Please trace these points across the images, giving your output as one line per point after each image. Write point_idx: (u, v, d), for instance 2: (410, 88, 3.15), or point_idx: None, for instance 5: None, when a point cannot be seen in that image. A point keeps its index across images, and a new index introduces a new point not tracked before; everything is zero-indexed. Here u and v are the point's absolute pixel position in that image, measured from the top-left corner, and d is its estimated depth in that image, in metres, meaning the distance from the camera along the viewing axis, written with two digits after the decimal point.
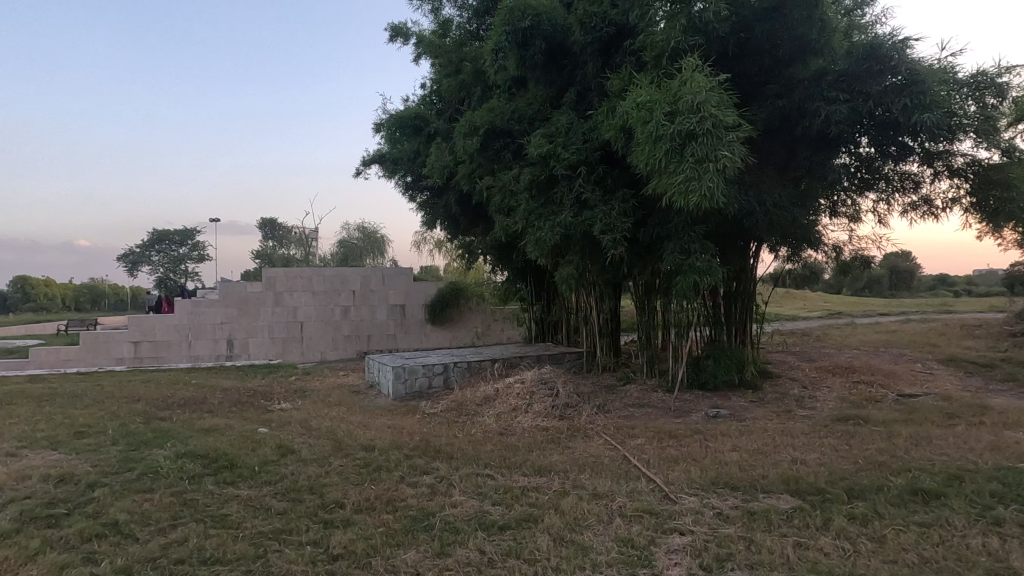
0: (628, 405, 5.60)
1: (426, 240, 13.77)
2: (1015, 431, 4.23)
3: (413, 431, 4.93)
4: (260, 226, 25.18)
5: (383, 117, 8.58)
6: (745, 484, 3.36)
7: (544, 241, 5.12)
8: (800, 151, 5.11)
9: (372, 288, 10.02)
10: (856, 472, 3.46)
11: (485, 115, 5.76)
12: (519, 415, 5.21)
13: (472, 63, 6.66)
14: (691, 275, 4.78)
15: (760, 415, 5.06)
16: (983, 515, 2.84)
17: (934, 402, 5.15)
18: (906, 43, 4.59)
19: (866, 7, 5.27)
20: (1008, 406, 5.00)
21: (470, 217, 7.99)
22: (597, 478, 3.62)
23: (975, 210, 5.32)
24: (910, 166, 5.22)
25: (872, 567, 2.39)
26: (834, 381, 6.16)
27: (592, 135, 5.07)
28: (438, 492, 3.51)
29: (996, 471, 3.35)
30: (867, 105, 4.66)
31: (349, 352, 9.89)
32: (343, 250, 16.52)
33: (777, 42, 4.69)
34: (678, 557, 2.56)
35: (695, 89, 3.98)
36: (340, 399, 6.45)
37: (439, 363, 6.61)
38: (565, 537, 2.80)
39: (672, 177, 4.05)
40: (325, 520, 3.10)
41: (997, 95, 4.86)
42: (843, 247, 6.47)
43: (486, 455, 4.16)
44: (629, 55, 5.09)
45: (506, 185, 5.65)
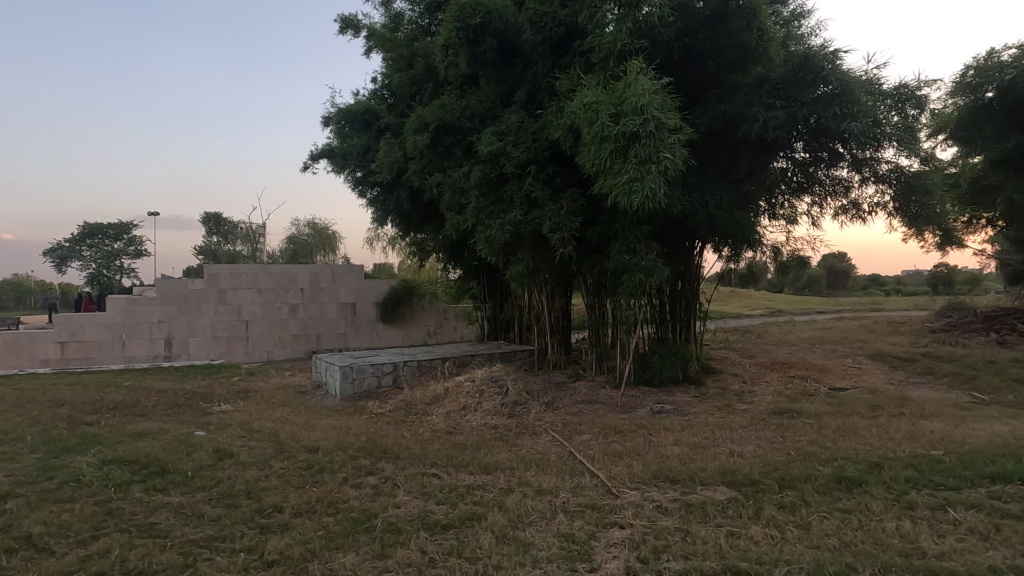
0: (578, 402, 5.67)
1: (378, 238, 13.52)
2: (930, 421, 4.54)
3: (359, 431, 4.85)
4: (202, 221, 24.07)
5: (331, 110, 8.37)
6: (684, 476, 3.47)
7: (494, 239, 5.11)
8: (741, 155, 5.28)
9: (322, 286, 9.77)
10: (788, 463, 3.62)
11: (436, 111, 5.72)
12: (468, 414, 5.19)
13: (423, 58, 6.57)
14: (637, 273, 4.89)
15: (702, 409, 5.23)
16: (898, 500, 3.03)
17: (861, 395, 5.46)
18: (837, 54, 4.82)
19: (802, 19, 5.51)
20: (926, 397, 5.35)
21: (422, 214, 7.88)
22: (543, 474, 3.64)
23: (897, 214, 5.67)
24: (840, 172, 5.49)
25: (798, 552, 2.51)
26: (771, 376, 6.45)
27: (542, 134, 5.11)
28: (382, 492, 3.46)
29: (912, 458, 3.59)
30: (801, 113, 4.86)
31: (297, 352, 9.60)
32: (292, 247, 16.02)
33: (720, 49, 4.88)
34: (616, 551, 2.61)
35: (639, 92, 4.07)
36: (285, 400, 6.26)
37: (388, 363, 6.50)
38: (507, 534, 2.81)
39: (616, 177, 4.13)
40: (261, 526, 3.00)
41: (917, 106, 5.18)
42: (781, 247, 6.77)
43: (432, 455, 4.12)
44: (578, 56, 5.16)
45: (456, 182, 5.60)
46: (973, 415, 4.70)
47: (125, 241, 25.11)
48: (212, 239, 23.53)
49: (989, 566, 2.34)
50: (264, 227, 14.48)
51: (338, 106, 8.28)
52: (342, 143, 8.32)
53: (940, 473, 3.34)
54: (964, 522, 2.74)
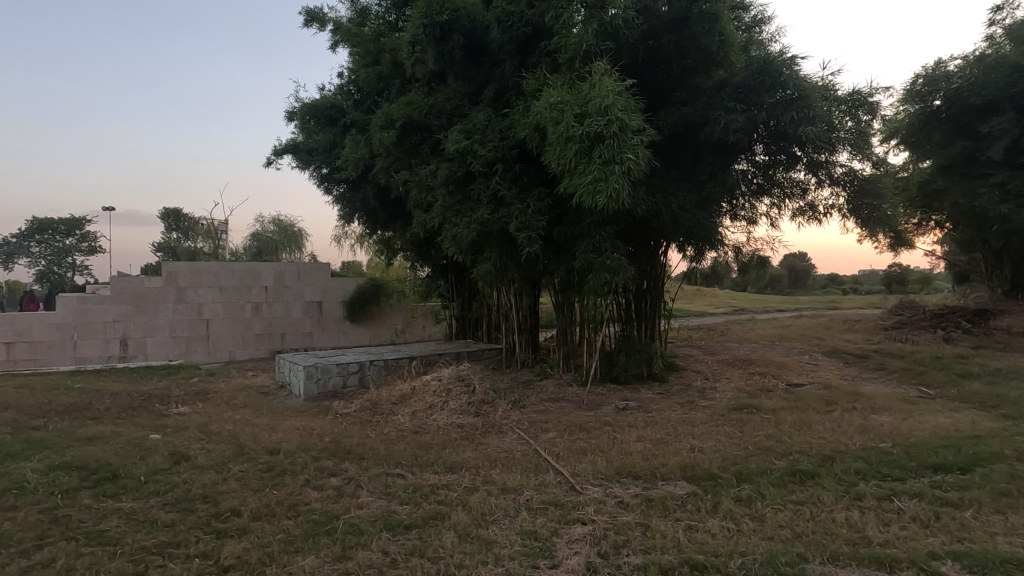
0: (544, 400, 5.71)
1: (346, 236, 13.32)
2: (880, 415, 4.74)
3: (323, 432, 4.78)
4: (161, 216, 23.32)
5: (296, 105, 8.19)
6: (646, 472, 3.53)
7: (461, 238, 5.10)
8: (704, 157, 5.38)
9: (286, 285, 9.57)
10: (745, 457, 3.73)
11: (403, 108, 5.68)
12: (434, 413, 5.16)
13: (391, 54, 6.50)
14: (602, 272, 4.94)
15: (665, 406, 5.33)
16: (848, 491, 3.15)
17: (817, 390, 5.66)
18: (794, 60, 4.96)
19: (763, 25, 5.66)
20: (876, 392, 5.58)
21: (390, 212, 7.80)
22: (508, 473, 3.65)
23: (851, 216, 5.88)
24: (798, 174, 5.65)
25: (752, 544, 2.59)
26: (733, 373, 6.62)
27: (509, 133, 5.12)
28: (344, 493, 3.41)
29: (862, 451, 3.74)
30: (761, 117, 4.98)
31: (260, 353, 9.38)
32: (256, 244, 15.64)
33: (684, 52, 4.98)
34: (578, 547, 2.64)
35: (603, 93, 4.12)
36: (246, 401, 6.11)
37: (353, 363, 6.41)
38: (470, 533, 2.81)
39: (581, 177, 4.17)
40: (217, 530, 2.92)
41: (869, 112, 5.38)
42: (741, 247, 6.94)
43: (397, 455, 4.08)
44: (544, 56, 5.18)
45: (423, 180, 5.55)
46: (920, 409, 4.92)
47: (79, 237, 24.13)
48: (172, 235, 22.82)
49: (928, 551, 2.46)
50: (227, 223, 14.10)
51: (303, 101, 8.13)
52: (308, 139, 8.15)
53: (887, 465, 3.49)
54: (907, 511, 2.87)
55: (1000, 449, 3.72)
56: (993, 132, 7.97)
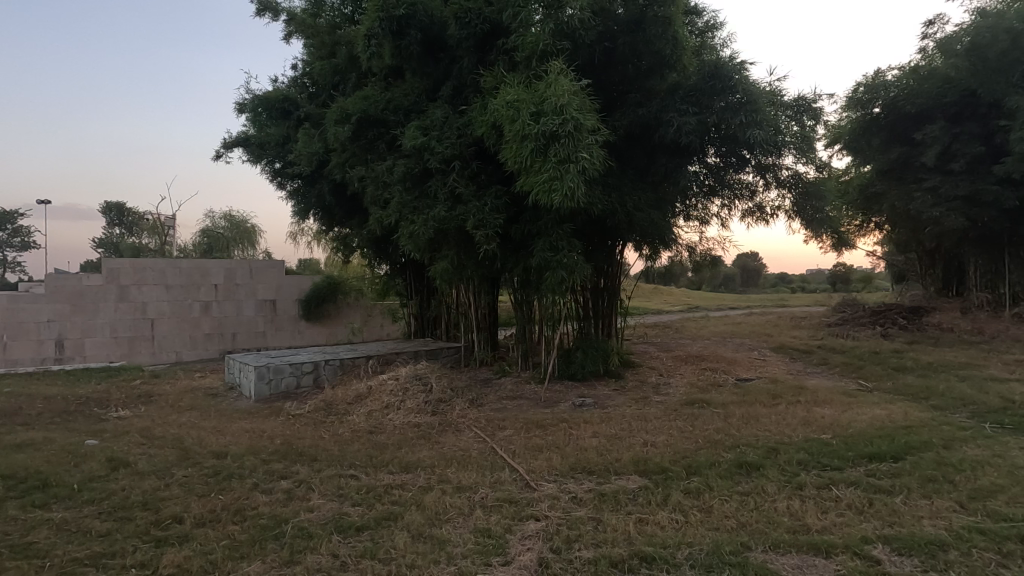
0: (502, 398, 5.71)
1: (302, 233, 12.98)
2: (822, 407, 4.96)
3: (274, 434, 4.63)
4: (103, 210, 22.15)
5: (247, 97, 7.93)
6: (600, 467, 3.58)
7: (417, 235, 5.05)
8: (658, 158, 5.48)
9: (238, 283, 9.26)
10: (695, 450, 3.84)
11: (359, 103, 5.57)
12: (390, 413, 5.09)
13: (347, 47, 6.37)
14: (559, 271, 4.97)
15: (621, 402, 5.43)
16: (790, 481, 3.28)
17: (764, 384, 5.88)
18: (744, 66, 5.12)
19: (715, 30, 5.82)
20: (819, 386, 5.85)
21: (346, 209, 7.64)
22: (463, 471, 3.64)
23: (796, 217, 6.12)
24: (747, 177, 5.83)
25: (700, 535, 2.66)
26: (686, 369, 6.80)
27: (466, 130, 5.10)
28: (295, 496, 3.32)
29: (804, 442, 3.90)
30: (712, 120, 5.09)
31: (209, 353, 9.03)
32: (206, 241, 15.07)
33: (638, 54, 5.07)
34: (531, 543, 2.66)
35: (559, 92, 4.15)
36: (193, 404, 5.87)
37: (308, 362, 6.24)
38: (423, 533, 2.79)
39: (537, 175, 4.20)
40: (157, 538, 2.80)
41: (813, 118, 5.60)
42: (694, 247, 7.12)
43: (351, 456, 4.00)
44: (502, 54, 5.17)
45: (379, 176, 5.45)
46: (858, 401, 5.17)
47: (10, 231, 22.69)
48: (115, 231, 21.75)
49: (862, 536, 2.59)
50: (174, 219, 13.52)
51: (254, 92, 7.88)
52: (259, 132, 7.89)
53: (827, 455, 3.65)
54: (843, 498, 3.01)
55: (929, 438, 3.95)
56: (926, 138, 8.45)
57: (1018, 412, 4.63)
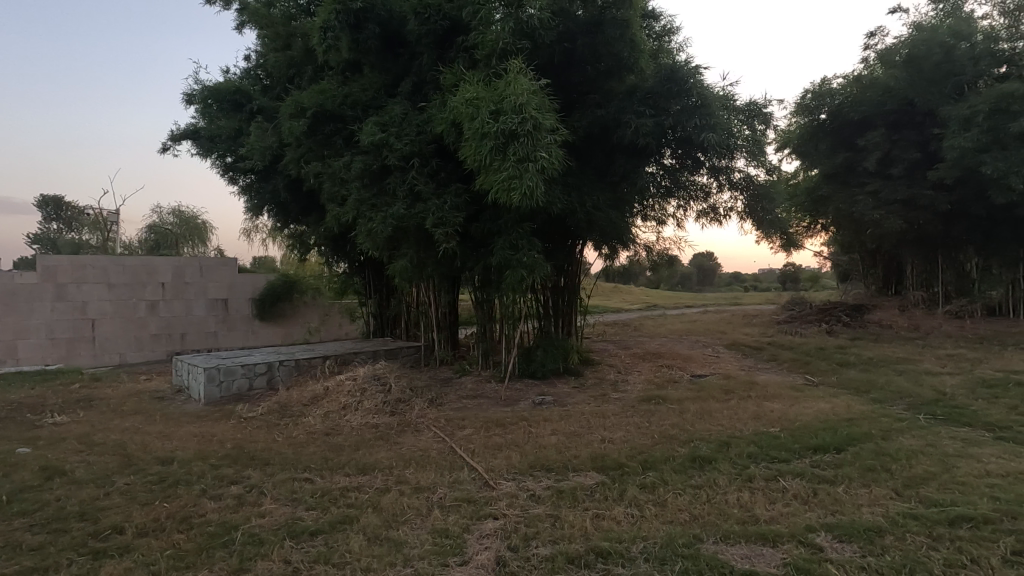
0: (462, 397, 5.68)
1: (256, 230, 12.58)
2: (771, 401, 5.15)
3: (225, 437, 4.47)
4: (38, 204, 20.87)
5: (195, 88, 7.62)
6: (559, 465, 3.61)
7: (376, 233, 4.96)
8: (616, 158, 5.56)
9: (187, 281, 8.89)
10: (651, 445, 3.92)
11: (315, 97, 5.43)
12: (347, 414, 4.99)
13: (302, 39, 6.20)
14: (519, 269, 4.97)
15: (580, 399, 5.49)
16: (740, 474, 3.39)
17: (718, 380, 6.06)
18: (698, 70, 5.25)
19: (672, 34, 5.95)
20: (769, 381, 6.07)
21: (302, 206, 7.45)
22: (421, 471, 3.60)
23: (747, 218, 6.32)
24: (701, 179, 5.98)
25: (655, 529, 2.71)
26: (643, 366, 6.94)
27: (426, 127, 5.05)
28: (245, 502, 3.21)
29: (754, 436, 4.04)
30: (668, 122, 5.19)
31: (155, 355, 8.62)
32: (153, 237, 14.41)
33: (597, 56, 5.14)
34: (488, 542, 2.65)
35: (518, 91, 4.16)
36: (136, 408, 5.59)
37: (261, 363, 6.05)
38: (380, 535, 2.74)
39: (496, 174, 4.20)
40: (95, 551, 2.65)
41: (763, 123, 5.80)
42: (652, 247, 7.27)
43: (306, 459, 3.90)
44: (462, 51, 5.14)
45: (335, 172, 5.33)
46: (804, 395, 5.39)
47: None
48: (52, 226, 20.52)
49: (806, 525, 2.70)
50: (117, 214, 12.86)
51: (204, 83, 7.59)
52: (209, 124, 7.59)
53: (775, 448, 3.79)
54: (789, 489, 3.13)
55: (869, 429, 4.15)
56: (868, 144, 8.88)
57: (949, 403, 4.93)
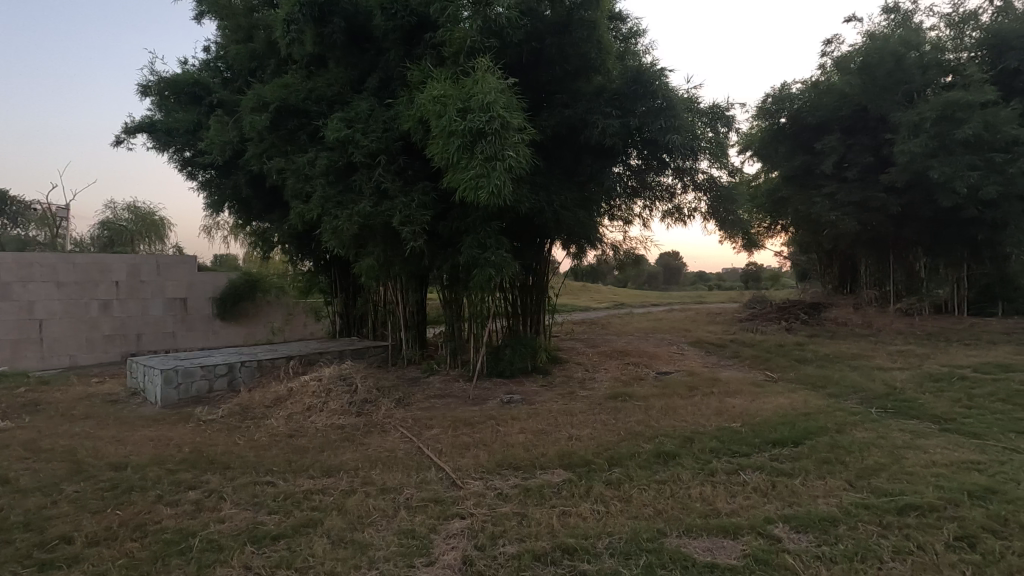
0: (430, 397, 5.64)
1: (217, 227, 12.21)
2: (733, 397, 5.29)
3: (182, 441, 4.33)
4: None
5: (151, 79, 7.34)
6: (526, 463, 3.63)
7: (341, 231, 4.87)
8: (584, 158, 5.60)
9: (143, 280, 8.57)
10: (618, 442, 3.97)
11: (278, 91, 5.31)
12: (312, 415, 4.90)
13: (265, 31, 6.04)
14: (487, 268, 4.96)
15: (548, 397, 5.52)
16: (703, 468, 3.47)
17: (682, 377, 6.19)
18: (664, 73, 5.33)
19: (638, 37, 6.03)
20: (731, 377, 6.23)
21: (265, 202, 7.27)
22: (388, 472, 3.57)
23: (711, 218, 6.46)
24: (667, 179, 6.09)
25: (620, 524, 2.75)
26: (610, 363, 7.03)
27: (393, 124, 4.99)
28: (204, 507, 3.11)
29: (717, 431, 4.14)
30: (634, 123, 5.26)
31: (109, 356, 8.27)
32: (106, 234, 13.83)
33: (565, 57, 5.18)
34: (455, 541, 2.64)
35: (486, 89, 4.15)
36: (88, 412, 5.36)
37: (221, 364, 5.88)
38: (344, 538, 2.70)
39: (464, 172, 4.18)
40: (41, 562, 2.53)
41: (726, 125, 5.93)
42: (619, 246, 7.36)
43: (268, 462, 3.81)
44: (429, 49, 5.10)
45: (299, 169, 5.22)
46: (764, 391, 5.56)
47: None
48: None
49: (765, 517, 2.78)
50: (67, 210, 12.29)
51: (160, 74, 7.32)
52: (166, 117, 7.33)
53: (737, 442, 3.90)
54: (749, 482, 3.22)
55: (824, 423, 4.31)
56: (825, 148, 9.21)
57: (899, 397, 5.16)
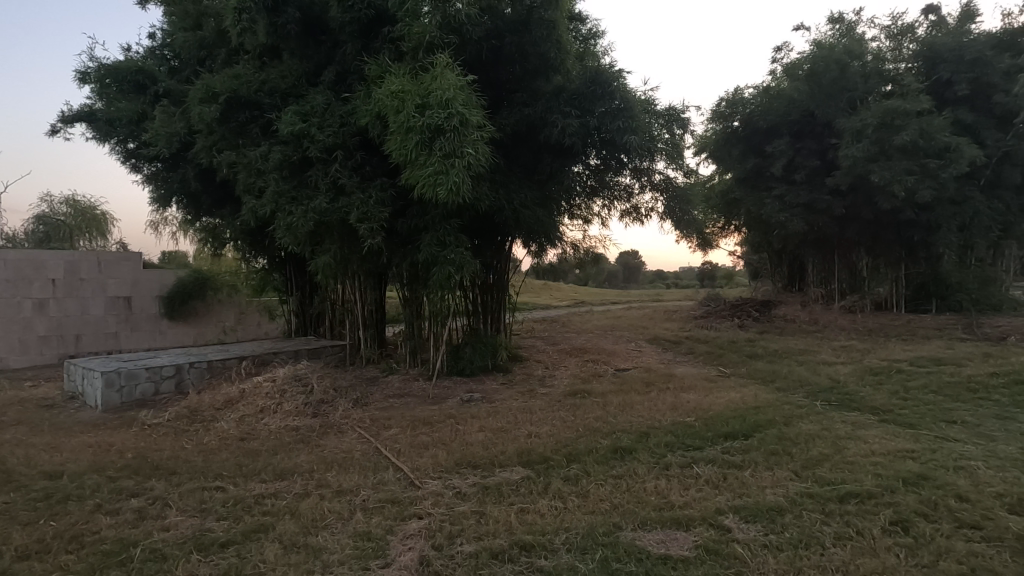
0: (388, 396, 5.56)
1: (165, 223, 11.69)
2: (687, 392, 5.43)
3: (125, 447, 4.12)
4: None
5: (90, 65, 6.94)
6: (485, 461, 3.62)
7: (295, 227, 4.74)
8: (544, 157, 5.62)
9: (82, 277, 8.11)
10: (576, 439, 4.01)
11: (228, 82, 5.12)
12: (265, 417, 4.75)
13: (214, 19, 5.80)
14: (446, 266, 4.93)
15: (508, 395, 5.53)
16: (658, 463, 3.55)
17: (639, 373, 6.30)
18: (622, 74, 5.41)
19: (597, 38, 6.11)
20: (686, 373, 6.39)
21: (215, 197, 7.00)
22: (344, 474, 3.49)
23: (666, 218, 6.60)
24: (625, 179, 6.18)
25: (576, 520, 2.78)
26: (570, 361, 7.10)
27: (350, 119, 4.89)
28: (147, 516, 2.97)
29: (672, 426, 4.24)
30: (593, 123, 5.31)
31: (45, 358, 7.80)
32: (42, 228, 13.05)
33: (525, 55, 5.19)
34: (412, 542, 2.61)
35: (445, 86, 4.12)
36: (19, 418, 5.04)
37: (168, 366, 5.61)
38: (297, 543, 2.63)
39: (422, 169, 4.14)
40: None
41: (681, 127, 6.07)
42: (578, 245, 7.43)
43: (217, 466, 3.67)
44: (387, 43, 5.01)
45: (251, 163, 5.05)
46: (717, 386, 5.73)
47: None
48: None
49: (717, 508, 2.87)
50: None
51: (100, 61, 6.93)
52: (107, 106, 6.95)
53: (690, 437, 4.00)
54: (702, 475, 3.31)
55: (773, 416, 4.48)
56: (775, 152, 9.56)
57: (842, 390, 5.40)
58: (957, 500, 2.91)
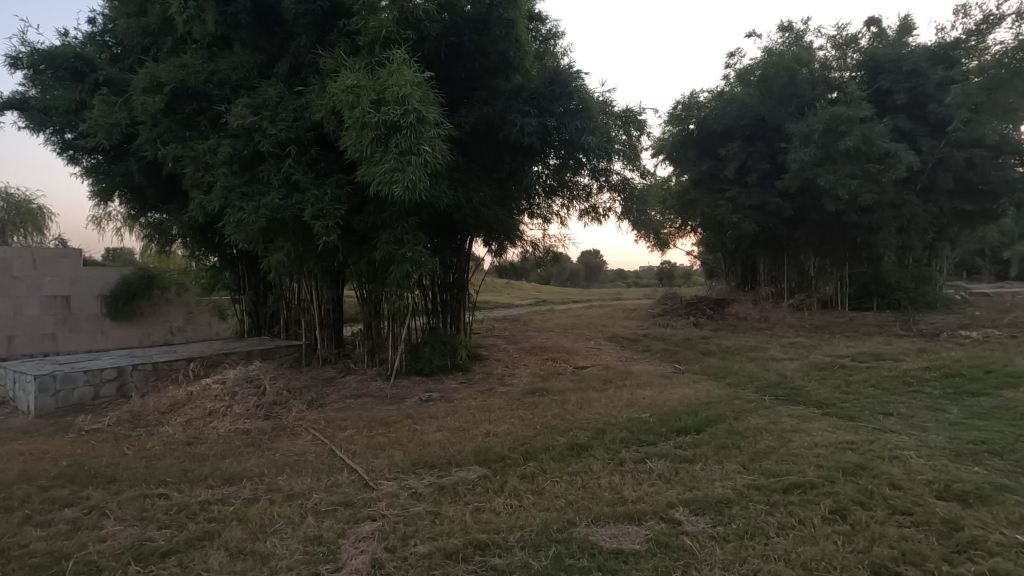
0: (345, 397, 5.45)
1: (108, 218, 11.13)
2: (643, 389, 5.53)
3: (59, 454, 3.89)
4: None
5: (23, 50, 6.53)
6: (442, 461, 3.59)
7: (246, 224, 4.59)
8: (504, 156, 5.61)
9: (15, 275, 7.63)
10: (533, 437, 4.03)
11: (173, 72, 4.90)
12: (213, 421, 4.58)
13: (159, 5, 5.54)
14: (404, 265, 4.86)
15: (466, 394, 5.50)
16: (613, 458, 3.60)
17: (598, 371, 6.38)
18: (580, 75, 5.46)
19: (557, 38, 6.14)
20: (642, 370, 6.51)
21: (161, 191, 6.70)
22: (296, 477, 3.40)
23: (624, 218, 6.71)
24: (584, 180, 6.24)
25: (531, 517, 2.79)
26: (530, 359, 7.12)
27: (304, 113, 4.76)
28: (82, 526, 2.82)
29: (627, 422, 4.31)
30: (552, 123, 5.33)
31: None
32: None
33: (485, 53, 5.18)
34: (364, 545, 2.56)
35: (401, 82, 4.06)
36: None
37: (109, 369, 5.34)
38: (243, 549, 2.55)
39: (377, 165, 4.08)
40: None
41: (638, 129, 6.17)
42: (538, 244, 7.47)
43: (160, 473, 3.51)
44: (343, 36, 4.90)
45: (199, 156, 4.86)
46: (672, 382, 5.86)
47: None
48: None
49: (668, 502, 2.93)
50: None
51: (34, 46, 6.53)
52: (41, 94, 6.55)
53: (645, 433, 4.07)
54: (655, 470, 3.39)
55: (724, 411, 4.61)
56: (729, 155, 9.85)
57: (789, 385, 5.62)
58: (891, 488, 3.07)
